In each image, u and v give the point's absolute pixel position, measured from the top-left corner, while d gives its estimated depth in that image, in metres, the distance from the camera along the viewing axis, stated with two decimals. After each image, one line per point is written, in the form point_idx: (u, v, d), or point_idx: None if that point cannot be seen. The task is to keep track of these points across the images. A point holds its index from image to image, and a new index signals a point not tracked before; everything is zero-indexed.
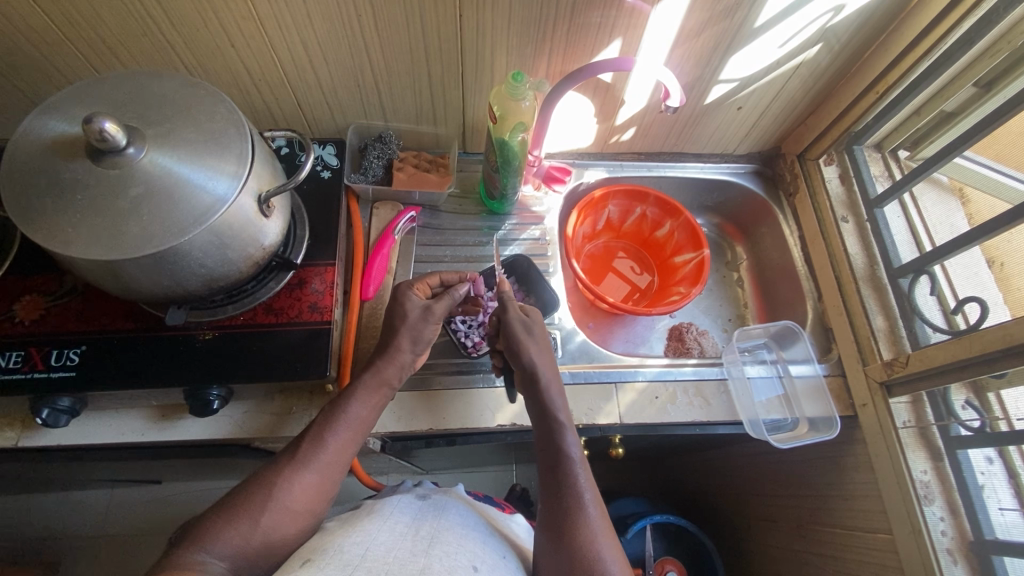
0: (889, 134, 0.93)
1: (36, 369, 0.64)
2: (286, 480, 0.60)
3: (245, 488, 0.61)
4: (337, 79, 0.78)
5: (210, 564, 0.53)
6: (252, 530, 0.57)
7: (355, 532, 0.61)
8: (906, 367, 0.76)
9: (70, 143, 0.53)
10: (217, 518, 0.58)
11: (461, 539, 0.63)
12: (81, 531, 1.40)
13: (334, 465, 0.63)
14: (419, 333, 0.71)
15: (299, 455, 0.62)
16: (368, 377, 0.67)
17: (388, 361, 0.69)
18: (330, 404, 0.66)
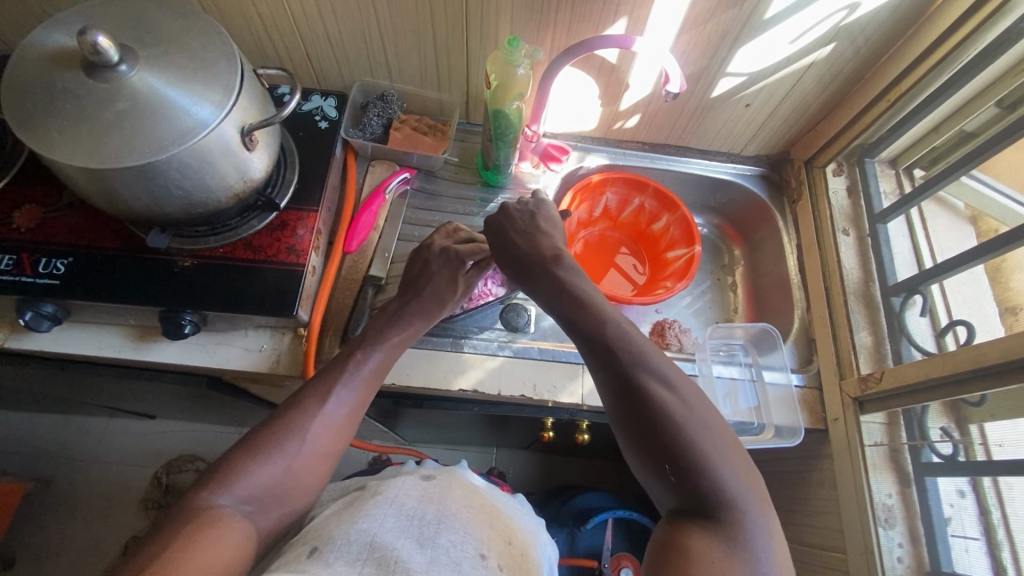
0: (905, 150, 0.89)
1: (24, 273, 0.68)
2: (320, 420, 0.62)
3: (271, 428, 0.61)
4: (345, 33, 0.80)
5: (235, 508, 0.54)
6: (286, 470, 0.58)
7: (362, 518, 0.63)
8: (880, 383, 0.73)
9: (68, 55, 0.55)
10: (245, 456, 0.58)
11: (467, 525, 0.65)
12: (75, 452, 1.47)
13: (360, 406, 0.66)
14: (441, 293, 0.75)
15: (330, 394, 0.64)
16: (397, 332, 0.71)
17: (415, 315, 0.73)
18: (352, 352, 0.68)
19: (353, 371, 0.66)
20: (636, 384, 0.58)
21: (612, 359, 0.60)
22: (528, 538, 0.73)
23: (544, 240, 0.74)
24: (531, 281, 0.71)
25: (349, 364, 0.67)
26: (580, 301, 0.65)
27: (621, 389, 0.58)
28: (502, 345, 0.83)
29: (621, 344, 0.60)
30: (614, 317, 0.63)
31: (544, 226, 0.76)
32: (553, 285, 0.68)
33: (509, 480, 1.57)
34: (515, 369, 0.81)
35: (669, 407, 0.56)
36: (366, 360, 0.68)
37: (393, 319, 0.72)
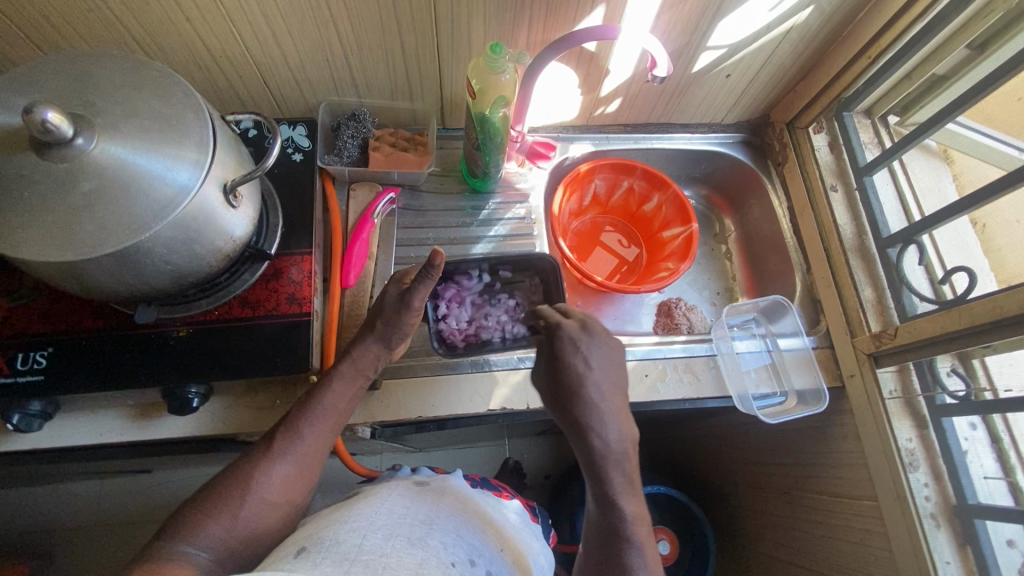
0: (879, 100, 0.90)
1: (2, 373, 0.62)
2: (262, 471, 0.60)
3: (220, 480, 0.60)
4: (304, 53, 0.73)
5: (196, 555, 0.53)
6: (233, 521, 0.57)
7: (351, 519, 0.61)
8: (895, 339, 0.77)
9: (11, 134, 0.48)
10: (196, 509, 0.57)
11: (458, 530, 0.64)
12: (73, 522, 1.39)
13: (313, 456, 0.63)
14: (392, 334, 0.67)
15: (274, 447, 0.62)
16: (345, 366, 0.66)
17: (364, 352, 0.67)
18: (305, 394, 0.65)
19: (300, 422, 0.63)
20: (619, 562, 0.57)
21: (610, 529, 0.58)
22: (520, 546, 0.73)
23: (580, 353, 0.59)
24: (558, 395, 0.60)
25: (294, 416, 0.63)
26: (601, 464, 0.57)
27: (602, 551, 0.58)
28: (522, 358, 0.81)
29: (620, 523, 0.57)
30: (625, 494, 0.57)
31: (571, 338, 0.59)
32: (577, 435, 0.58)
33: (527, 469, 1.58)
34: None
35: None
36: (314, 411, 0.64)
37: (343, 355, 0.67)
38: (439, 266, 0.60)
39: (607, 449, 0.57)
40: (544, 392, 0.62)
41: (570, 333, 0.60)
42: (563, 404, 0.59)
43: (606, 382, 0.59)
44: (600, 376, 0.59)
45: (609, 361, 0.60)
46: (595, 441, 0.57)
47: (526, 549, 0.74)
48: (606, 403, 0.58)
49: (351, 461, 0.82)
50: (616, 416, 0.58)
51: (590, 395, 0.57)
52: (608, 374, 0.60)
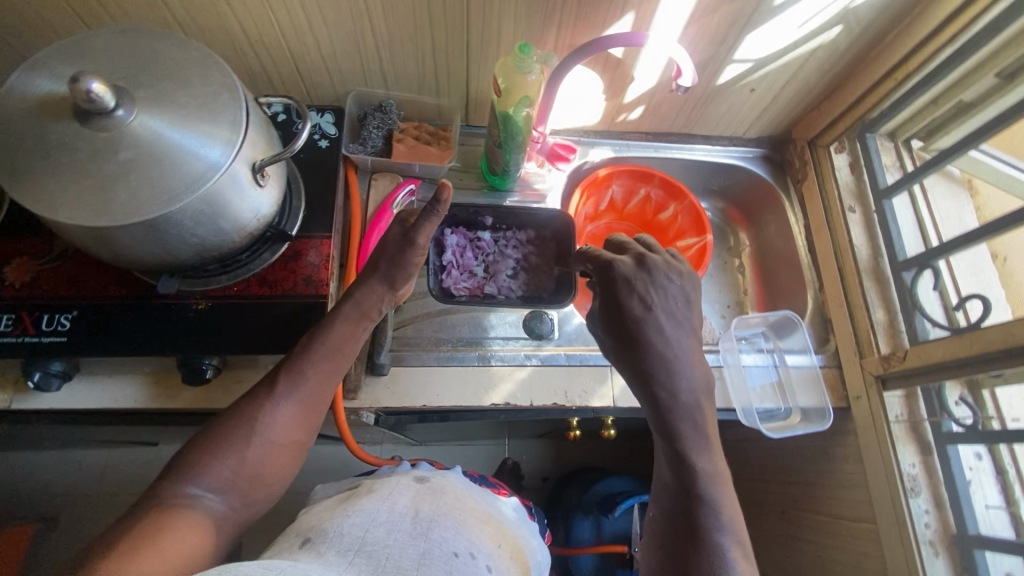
0: (904, 123, 0.90)
1: (27, 333, 0.64)
2: (266, 414, 0.60)
3: (225, 418, 0.60)
4: (338, 43, 0.75)
5: (204, 498, 0.55)
6: (239, 463, 0.58)
7: (354, 512, 0.63)
8: (903, 362, 0.76)
9: (57, 102, 0.51)
10: (201, 449, 0.58)
11: (460, 523, 0.64)
12: (80, 488, 1.42)
13: (317, 398, 0.63)
14: (393, 277, 0.65)
15: (277, 388, 0.62)
16: (348, 307, 0.64)
17: (367, 293, 0.65)
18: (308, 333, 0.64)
19: (303, 363, 0.62)
20: (692, 519, 0.54)
21: (683, 484, 0.56)
22: (520, 545, 0.73)
23: (647, 295, 0.58)
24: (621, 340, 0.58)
25: (296, 356, 0.62)
26: (672, 411, 0.56)
27: (674, 508, 0.56)
28: (529, 355, 0.82)
29: (694, 476, 0.55)
30: (700, 447, 0.56)
31: (638, 282, 0.59)
32: (643, 381, 0.57)
33: (525, 470, 1.58)
34: (545, 378, 0.81)
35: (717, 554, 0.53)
36: (316, 351, 0.62)
37: (346, 296, 0.65)
38: (444, 211, 0.58)
39: (676, 396, 0.56)
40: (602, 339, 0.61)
41: (627, 272, 0.59)
42: (625, 349, 0.58)
43: (675, 326, 0.58)
44: (668, 318, 0.58)
45: (677, 302, 0.59)
46: (661, 389, 0.56)
47: (524, 548, 0.73)
48: (675, 347, 0.57)
49: (355, 447, 0.83)
50: (686, 358, 0.57)
51: (657, 339, 0.57)
52: (674, 316, 0.58)
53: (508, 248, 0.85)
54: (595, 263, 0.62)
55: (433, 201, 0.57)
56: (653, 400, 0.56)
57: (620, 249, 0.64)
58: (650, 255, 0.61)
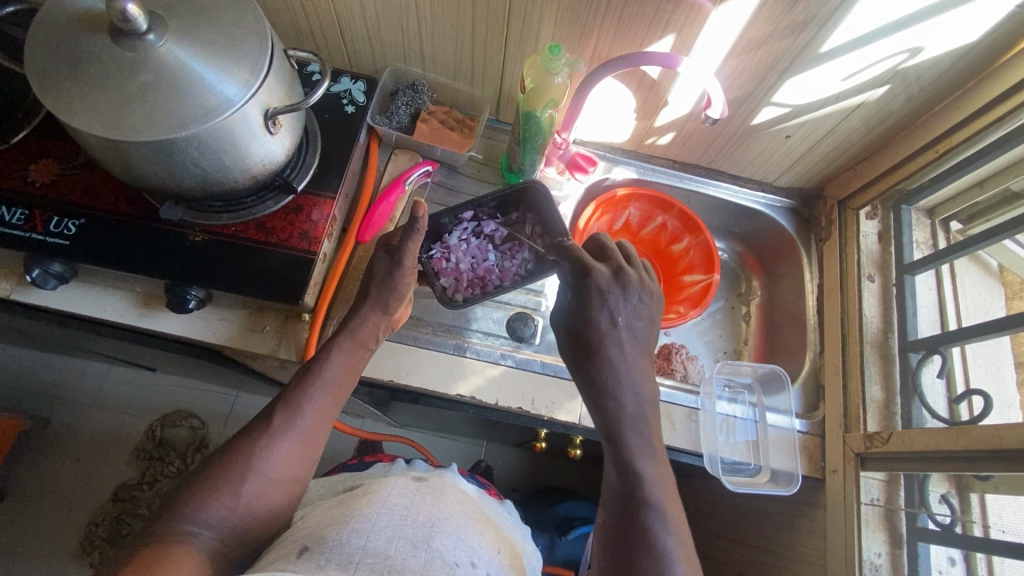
0: (945, 201, 0.85)
1: (35, 230, 0.67)
2: (262, 451, 0.62)
3: (224, 457, 0.62)
4: (382, 15, 0.77)
5: (199, 535, 0.57)
6: (234, 500, 0.60)
7: (356, 518, 0.63)
8: (885, 444, 0.72)
9: (96, 18, 0.54)
10: (197, 487, 0.60)
11: (459, 531, 0.66)
12: (73, 396, 1.48)
13: (313, 432, 0.66)
14: (389, 293, 0.70)
15: (273, 425, 0.64)
16: (344, 338, 0.68)
17: (362, 323, 0.69)
18: (304, 369, 0.67)
19: (300, 398, 0.65)
20: (638, 521, 0.57)
21: (628, 490, 0.59)
22: (516, 547, 0.77)
23: (614, 309, 0.61)
24: (578, 351, 0.62)
25: (293, 393, 0.65)
26: (619, 419, 0.59)
27: (621, 513, 0.58)
28: (505, 355, 0.82)
29: (638, 481, 0.58)
30: (644, 453, 0.59)
31: (603, 295, 0.62)
32: (596, 389, 0.60)
33: (495, 476, 1.56)
34: (516, 381, 0.80)
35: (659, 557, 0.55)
36: (312, 387, 0.65)
37: (341, 328, 0.69)
38: (422, 231, 0.67)
39: (623, 406, 0.59)
40: (563, 343, 0.64)
41: (604, 280, 0.61)
42: (585, 358, 0.61)
43: (632, 346, 0.61)
44: (625, 334, 0.61)
45: (634, 317, 0.62)
46: (612, 398, 0.59)
47: (518, 546, 0.78)
48: (626, 360, 0.61)
49: None
50: (635, 370, 0.61)
51: (615, 351, 0.60)
52: (630, 331, 0.62)
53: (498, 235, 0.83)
54: (573, 262, 0.64)
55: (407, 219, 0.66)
56: (602, 408, 0.60)
57: (599, 256, 0.67)
58: (628, 270, 0.63)
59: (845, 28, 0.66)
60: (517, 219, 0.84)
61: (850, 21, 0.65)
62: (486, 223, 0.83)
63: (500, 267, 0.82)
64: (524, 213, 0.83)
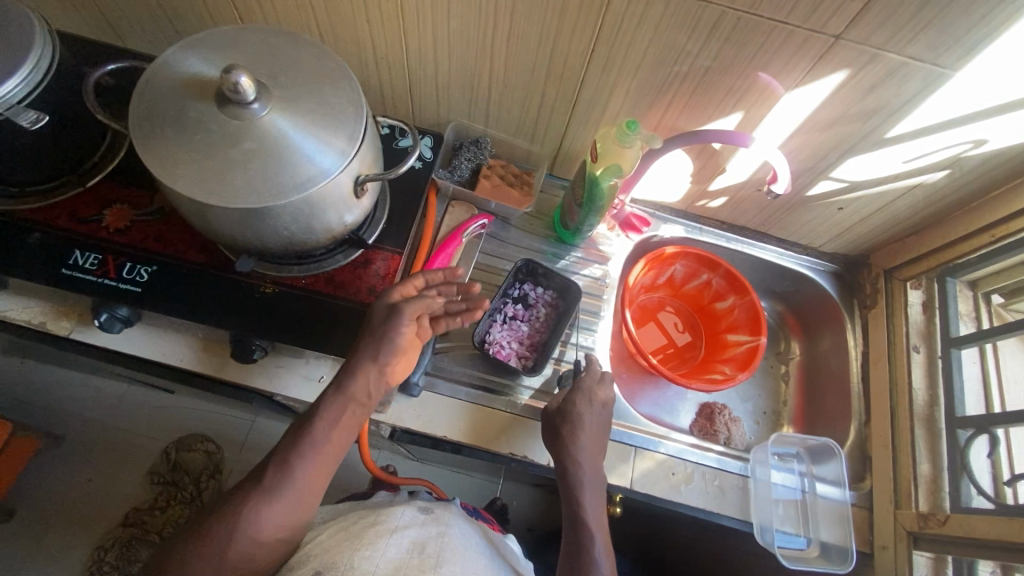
0: (988, 276, 0.84)
1: (108, 276, 0.68)
2: (248, 510, 0.58)
3: (212, 515, 0.59)
4: (454, 75, 0.80)
5: None
6: (222, 562, 0.57)
7: (363, 545, 0.60)
8: (942, 526, 0.73)
9: (203, 83, 0.55)
10: (185, 548, 0.58)
11: (469, 564, 0.61)
12: (90, 416, 1.46)
13: (307, 490, 0.61)
14: (396, 347, 0.65)
15: (263, 482, 0.60)
16: (334, 398, 0.63)
17: (357, 377, 0.64)
18: (297, 424, 0.64)
19: (290, 457, 0.61)
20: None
21: (578, 551, 0.67)
22: None
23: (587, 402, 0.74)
24: (553, 431, 0.73)
25: (286, 449, 0.61)
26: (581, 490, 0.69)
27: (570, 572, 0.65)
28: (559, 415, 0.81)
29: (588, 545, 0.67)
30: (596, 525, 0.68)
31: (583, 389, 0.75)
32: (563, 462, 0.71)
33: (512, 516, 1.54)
34: None
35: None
36: (305, 445, 0.62)
37: (336, 383, 0.64)
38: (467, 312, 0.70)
39: (584, 479, 0.70)
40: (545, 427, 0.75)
41: (589, 383, 0.77)
42: (559, 436, 0.72)
43: (597, 433, 0.73)
44: (594, 424, 0.73)
45: (603, 417, 0.75)
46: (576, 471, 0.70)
47: None
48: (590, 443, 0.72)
49: (368, 460, 0.82)
50: (596, 452, 0.72)
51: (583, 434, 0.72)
52: (599, 427, 0.74)
53: (520, 312, 0.88)
54: None
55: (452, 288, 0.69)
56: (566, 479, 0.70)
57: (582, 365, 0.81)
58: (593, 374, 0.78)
59: (913, 118, 0.68)
60: (526, 293, 0.89)
61: (918, 112, 0.67)
62: (505, 308, 0.87)
63: (533, 335, 0.87)
64: (531, 283, 0.89)
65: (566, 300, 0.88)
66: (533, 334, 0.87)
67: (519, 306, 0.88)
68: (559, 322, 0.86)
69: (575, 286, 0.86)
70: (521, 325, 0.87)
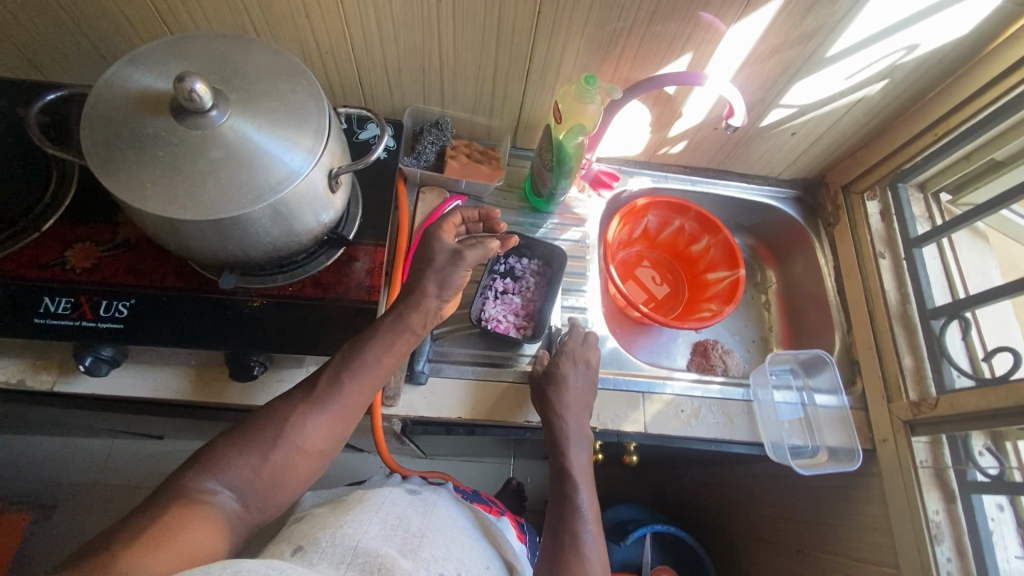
0: (935, 176, 0.91)
1: (84, 318, 0.65)
2: (297, 418, 0.59)
3: (257, 419, 0.59)
4: (403, 60, 0.79)
5: (221, 494, 0.54)
6: (261, 464, 0.56)
7: (348, 523, 0.62)
8: (935, 409, 0.78)
9: (155, 98, 0.53)
10: (229, 443, 0.57)
11: (451, 545, 0.64)
12: (78, 478, 1.39)
13: (350, 411, 0.61)
14: (447, 278, 0.66)
15: (313, 393, 0.60)
16: (389, 323, 0.63)
17: (414, 308, 0.64)
18: (349, 345, 0.63)
19: (342, 375, 0.61)
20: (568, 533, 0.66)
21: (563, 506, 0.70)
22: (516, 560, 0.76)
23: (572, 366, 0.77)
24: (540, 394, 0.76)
25: (340, 363, 0.61)
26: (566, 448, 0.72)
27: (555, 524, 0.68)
28: None
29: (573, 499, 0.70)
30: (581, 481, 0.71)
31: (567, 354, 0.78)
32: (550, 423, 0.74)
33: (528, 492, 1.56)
34: None
35: (580, 546, 0.65)
36: (358, 366, 0.61)
37: (391, 311, 0.64)
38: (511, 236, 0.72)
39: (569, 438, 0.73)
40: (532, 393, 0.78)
41: (574, 349, 0.80)
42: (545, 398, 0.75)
43: (582, 395, 0.76)
44: (578, 386, 0.76)
45: (588, 380, 0.78)
46: (561, 431, 0.73)
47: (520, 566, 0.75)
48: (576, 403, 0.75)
49: (385, 456, 0.82)
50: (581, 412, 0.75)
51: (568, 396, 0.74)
52: (585, 388, 0.77)
53: (510, 286, 0.89)
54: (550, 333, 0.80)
55: (480, 225, 0.75)
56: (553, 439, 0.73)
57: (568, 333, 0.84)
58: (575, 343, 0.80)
59: (849, 32, 0.72)
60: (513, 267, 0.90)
61: (853, 26, 0.71)
62: (495, 283, 0.88)
63: (526, 306, 0.88)
64: (517, 257, 0.91)
65: (553, 266, 0.89)
66: (527, 304, 0.88)
67: (508, 280, 0.89)
68: (550, 286, 0.87)
69: (559, 249, 0.88)
70: (513, 298, 0.88)
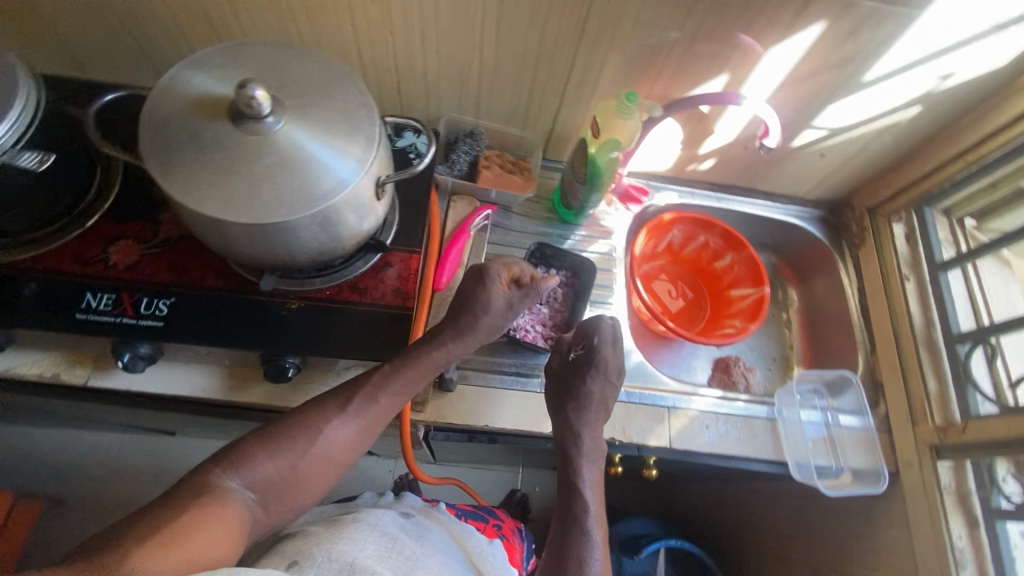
0: (961, 202, 0.91)
1: (125, 314, 0.66)
2: (329, 425, 0.62)
3: (283, 423, 0.62)
4: (443, 70, 0.80)
5: (240, 492, 0.56)
6: (289, 467, 0.59)
7: (343, 540, 0.63)
8: (962, 434, 0.79)
9: (214, 103, 0.54)
10: (257, 442, 0.60)
11: (443, 567, 0.63)
12: (88, 472, 1.39)
13: (376, 421, 0.64)
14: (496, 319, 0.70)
15: (349, 403, 0.63)
16: (433, 349, 0.66)
17: (454, 335, 0.68)
18: (390, 363, 0.66)
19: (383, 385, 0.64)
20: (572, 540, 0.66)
21: (569, 514, 0.69)
22: None
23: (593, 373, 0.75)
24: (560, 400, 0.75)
25: (382, 375, 0.65)
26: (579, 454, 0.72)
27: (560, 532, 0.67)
28: None
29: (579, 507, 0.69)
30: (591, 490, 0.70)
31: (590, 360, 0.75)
32: (565, 429, 0.73)
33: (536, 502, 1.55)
34: None
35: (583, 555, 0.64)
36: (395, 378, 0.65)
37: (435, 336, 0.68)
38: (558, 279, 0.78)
39: (584, 445, 0.72)
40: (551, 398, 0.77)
41: (599, 355, 0.76)
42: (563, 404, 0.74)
43: (600, 403, 0.75)
44: (598, 395, 0.74)
45: (609, 386, 0.76)
46: (578, 438, 0.72)
47: None
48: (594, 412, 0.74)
49: (410, 461, 0.82)
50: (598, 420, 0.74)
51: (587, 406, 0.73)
52: (605, 396, 0.76)
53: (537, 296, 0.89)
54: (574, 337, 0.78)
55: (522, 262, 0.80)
56: (567, 445, 0.72)
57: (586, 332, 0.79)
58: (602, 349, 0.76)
59: (888, 58, 0.73)
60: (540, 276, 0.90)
61: (891, 53, 0.72)
62: None
63: (552, 317, 0.88)
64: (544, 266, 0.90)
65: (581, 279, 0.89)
66: (553, 316, 0.88)
67: None
68: (578, 300, 0.87)
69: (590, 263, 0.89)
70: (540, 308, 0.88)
